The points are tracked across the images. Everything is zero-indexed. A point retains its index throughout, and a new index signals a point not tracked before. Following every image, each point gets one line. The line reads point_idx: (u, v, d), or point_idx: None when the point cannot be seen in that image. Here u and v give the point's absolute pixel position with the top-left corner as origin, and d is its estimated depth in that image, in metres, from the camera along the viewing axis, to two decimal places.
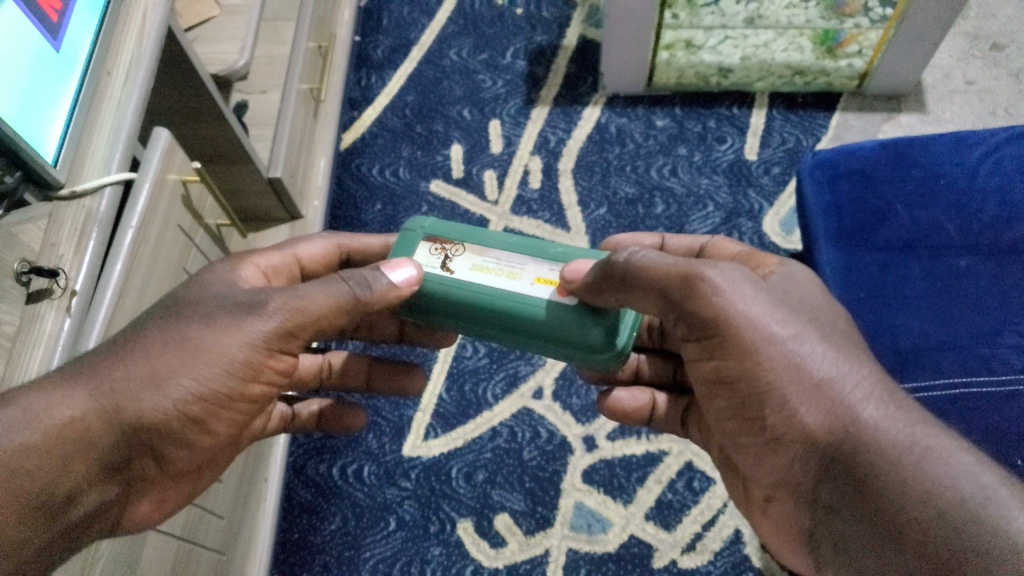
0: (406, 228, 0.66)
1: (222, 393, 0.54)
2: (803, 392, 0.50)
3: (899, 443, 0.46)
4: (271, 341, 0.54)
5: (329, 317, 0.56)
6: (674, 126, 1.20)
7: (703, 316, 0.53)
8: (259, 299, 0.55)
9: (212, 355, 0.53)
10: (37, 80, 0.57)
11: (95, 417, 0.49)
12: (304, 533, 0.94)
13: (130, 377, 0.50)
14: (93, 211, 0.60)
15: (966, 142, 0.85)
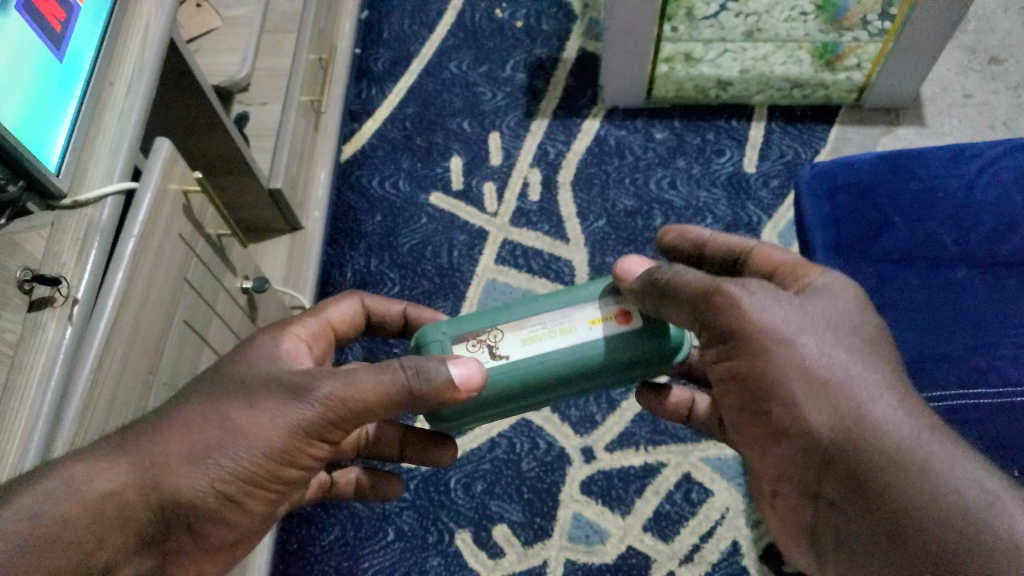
0: (421, 343, 0.61)
1: (262, 474, 0.53)
2: (813, 389, 0.48)
3: (904, 443, 0.45)
4: (312, 425, 0.53)
5: (379, 407, 0.53)
6: (673, 138, 1.20)
7: (724, 325, 0.51)
8: (306, 386, 0.53)
9: (250, 438, 0.52)
10: (40, 92, 0.58)
11: (134, 490, 0.50)
12: (302, 543, 0.94)
13: (170, 455, 0.51)
14: (95, 220, 0.60)
15: (963, 155, 0.85)
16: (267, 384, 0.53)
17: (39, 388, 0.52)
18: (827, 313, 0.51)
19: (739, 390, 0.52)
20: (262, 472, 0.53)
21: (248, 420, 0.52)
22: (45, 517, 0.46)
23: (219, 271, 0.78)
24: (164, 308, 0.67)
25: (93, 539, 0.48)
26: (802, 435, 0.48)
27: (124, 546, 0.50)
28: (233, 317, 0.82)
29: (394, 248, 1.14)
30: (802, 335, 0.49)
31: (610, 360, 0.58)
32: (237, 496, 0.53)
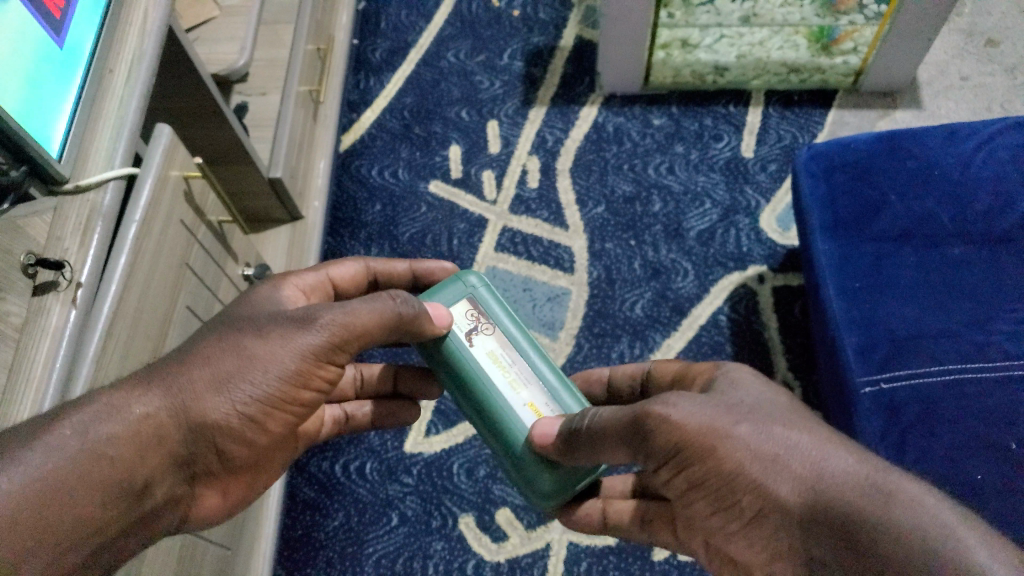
0: (457, 279, 0.70)
1: (281, 400, 0.55)
2: (767, 469, 0.49)
3: (862, 487, 0.45)
4: (321, 350, 0.55)
5: (372, 332, 0.58)
6: (671, 124, 1.21)
7: (661, 447, 0.52)
8: (307, 314, 0.56)
9: (266, 363, 0.53)
10: (41, 78, 0.59)
11: (166, 414, 0.50)
12: (307, 529, 0.95)
13: (195, 380, 0.51)
14: (97, 205, 0.61)
15: (959, 133, 0.85)
16: (268, 316, 0.56)
17: (44, 370, 0.53)
18: (753, 402, 0.53)
19: (700, 490, 0.53)
20: (279, 399, 0.55)
21: (262, 348, 0.54)
22: (87, 439, 0.46)
23: (221, 258, 0.79)
24: (167, 297, 0.68)
25: (134, 459, 0.48)
26: (774, 513, 0.48)
27: (159, 471, 0.50)
28: None
29: (395, 238, 1.15)
30: (740, 427, 0.51)
31: (507, 436, 0.63)
32: (258, 420, 0.54)
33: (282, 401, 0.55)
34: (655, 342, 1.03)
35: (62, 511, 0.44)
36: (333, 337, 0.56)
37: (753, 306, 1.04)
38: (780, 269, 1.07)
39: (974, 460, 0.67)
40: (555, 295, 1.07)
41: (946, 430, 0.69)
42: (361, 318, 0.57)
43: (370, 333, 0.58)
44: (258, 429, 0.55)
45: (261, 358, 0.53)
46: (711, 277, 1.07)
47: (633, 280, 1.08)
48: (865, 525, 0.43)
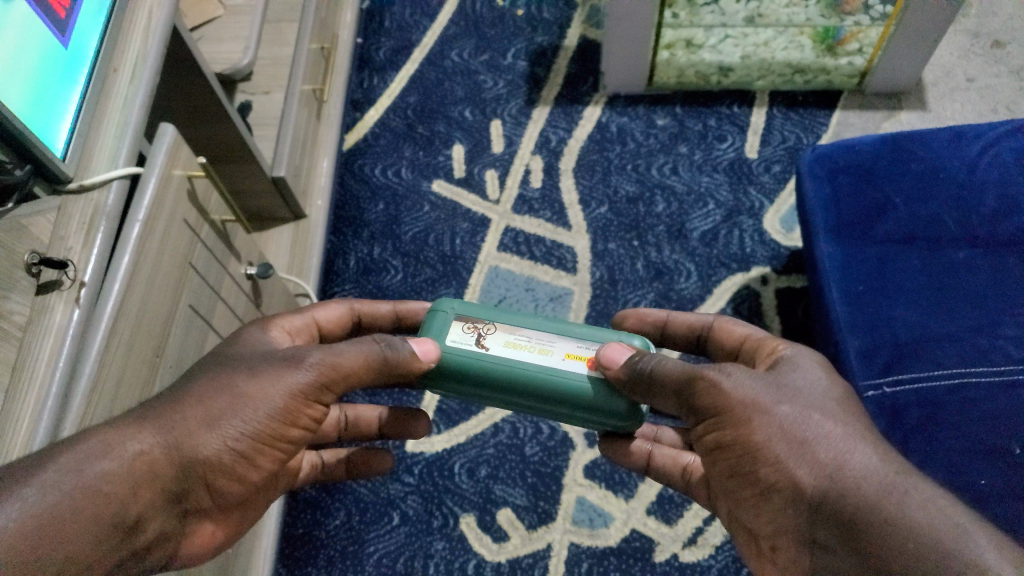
0: (432, 310, 0.64)
1: (269, 436, 0.55)
2: (794, 449, 0.50)
3: (879, 484, 0.47)
4: (309, 389, 0.56)
5: (362, 374, 0.57)
6: (675, 125, 1.20)
7: (704, 403, 0.53)
8: (295, 356, 0.56)
9: (256, 402, 0.54)
10: (46, 77, 0.59)
11: (160, 450, 0.50)
12: (308, 528, 0.95)
13: (187, 418, 0.52)
14: (101, 205, 0.61)
15: (965, 136, 0.85)
16: (262, 355, 0.57)
17: (48, 369, 0.53)
18: (801, 385, 0.54)
19: (722, 459, 0.54)
20: (266, 436, 0.55)
21: (250, 386, 0.54)
22: (82, 475, 0.46)
23: (224, 257, 0.79)
24: (170, 297, 0.68)
25: (128, 494, 0.48)
26: (789, 490, 0.50)
27: (151, 509, 0.50)
28: (239, 304, 0.83)
29: (398, 237, 1.15)
30: (779, 407, 0.52)
31: (571, 394, 0.59)
32: (244, 458, 0.55)
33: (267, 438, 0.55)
34: None
35: (57, 543, 0.44)
36: (319, 375, 0.56)
37: (756, 307, 1.04)
38: (783, 271, 1.06)
39: (977, 465, 0.67)
40: (557, 296, 1.07)
41: (948, 434, 0.69)
42: (349, 358, 0.57)
43: (360, 373, 0.57)
44: (246, 465, 0.55)
45: (249, 397, 0.54)
46: (713, 278, 1.07)
47: (636, 281, 1.07)
48: (878, 521, 0.45)
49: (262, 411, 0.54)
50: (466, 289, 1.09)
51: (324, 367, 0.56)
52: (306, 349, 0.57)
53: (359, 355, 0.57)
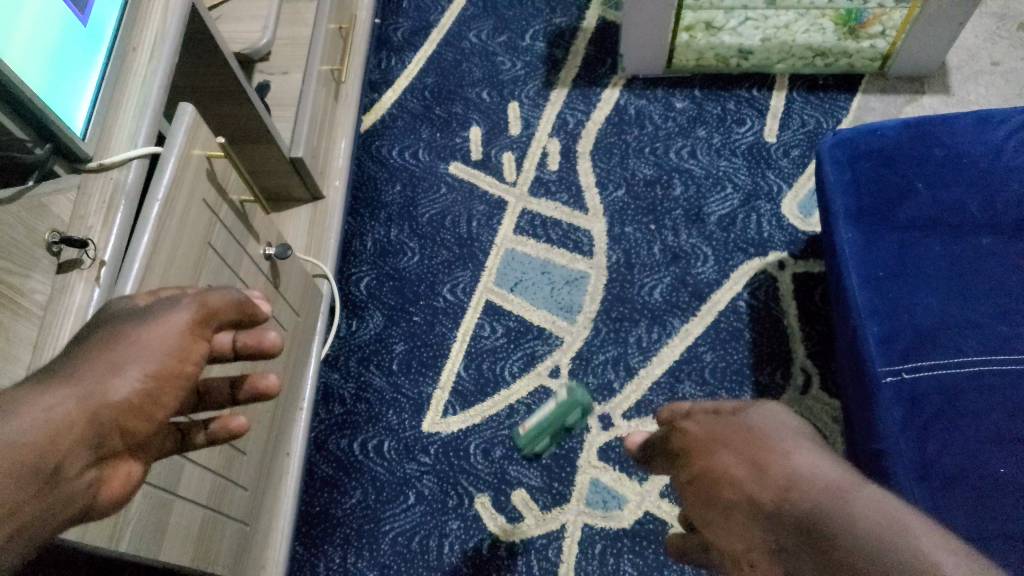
0: None
1: (171, 376, 0.48)
2: (750, 472, 0.49)
3: (824, 487, 0.47)
4: (194, 324, 0.50)
5: (224, 311, 0.54)
6: (693, 108, 1.19)
7: (676, 446, 0.56)
8: (162, 301, 0.51)
9: (149, 343, 0.47)
10: (68, 56, 0.60)
11: (74, 402, 0.43)
12: (325, 506, 0.96)
13: (90, 367, 0.45)
14: (120, 183, 0.62)
15: (990, 120, 0.84)
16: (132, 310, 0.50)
17: None
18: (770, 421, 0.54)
19: (696, 493, 0.53)
20: (165, 380, 0.47)
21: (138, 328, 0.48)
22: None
23: (243, 237, 0.79)
24: (189, 276, 0.68)
25: (47, 442, 0.41)
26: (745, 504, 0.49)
27: (72, 462, 0.42)
28: (258, 283, 0.83)
29: (415, 218, 1.15)
30: (735, 436, 0.52)
31: None
32: (150, 400, 0.46)
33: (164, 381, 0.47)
34: (673, 327, 1.03)
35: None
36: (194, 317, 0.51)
37: (773, 292, 1.03)
38: (801, 256, 1.06)
39: (995, 452, 0.67)
40: (573, 279, 1.07)
41: (967, 423, 0.68)
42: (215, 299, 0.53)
43: (226, 310, 0.54)
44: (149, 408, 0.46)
45: (138, 339, 0.47)
46: (730, 262, 1.06)
47: (652, 264, 1.07)
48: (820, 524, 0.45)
49: (154, 350, 0.47)
50: (482, 272, 1.09)
51: (191, 306, 0.51)
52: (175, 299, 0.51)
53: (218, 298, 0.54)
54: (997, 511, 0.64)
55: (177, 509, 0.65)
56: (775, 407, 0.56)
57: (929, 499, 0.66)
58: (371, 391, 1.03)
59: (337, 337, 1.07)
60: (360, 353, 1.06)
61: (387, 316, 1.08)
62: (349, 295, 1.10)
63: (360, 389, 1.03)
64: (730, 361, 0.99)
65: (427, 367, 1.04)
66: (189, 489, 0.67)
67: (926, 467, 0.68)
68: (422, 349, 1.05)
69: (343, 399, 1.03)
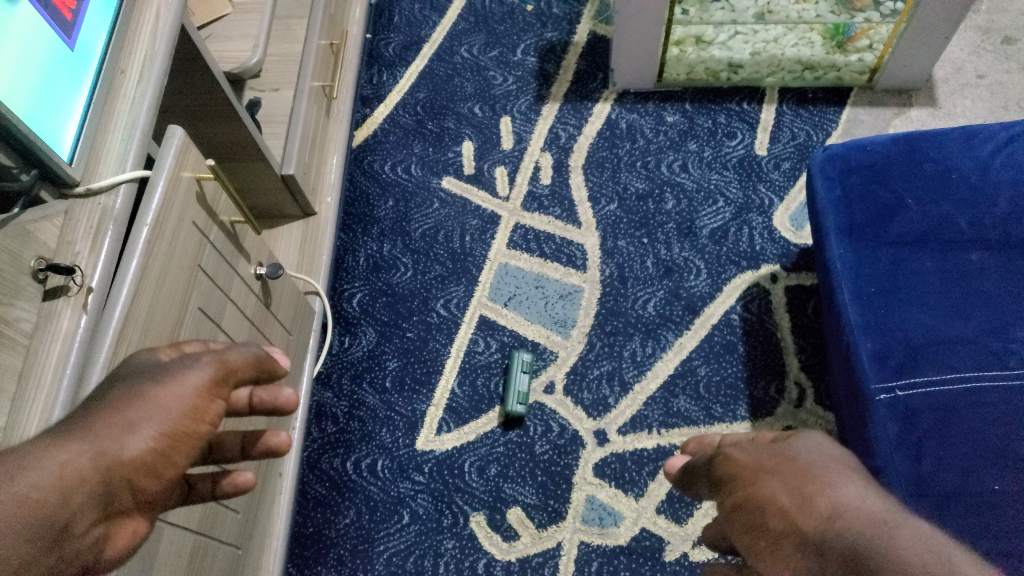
0: None
1: (186, 438, 0.47)
2: (796, 503, 0.47)
3: (870, 521, 0.44)
4: (212, 384, 0.49)
5: (242, 370, 0.53)
6: (684, 122, 1.20)
7: (720, 472, 0.54)
8: (183, 359, 0.50)
9: (165, 402, 0.46)
10: (53, 78, 0.59)
11: (88, 460, 0.42)
12: (318, 527, 0.95)
13: (105, 425, 0.44)
14: (108, 208, 0.61)
15: (977, 136, 0.85)
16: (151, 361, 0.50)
17: (55, 376, 0.53)
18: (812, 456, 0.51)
19: (737, 520, 0.51)
20: (180, 444, 0.47)
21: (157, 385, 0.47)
22: (8, 492, 0.39)
23: (233, 257, 0.78)
24: (178, 300, 0.67)
25: (57, 500, 0.41)
26: (794, 535, 0.46)
27: (81, 520, 0.42)
28: (249, 304, 0.81)
29: (407, 233, 1.15)
30: (783, 467, 0.50)
31: None
32: (166, 462, 0.46)
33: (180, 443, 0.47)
34: (667, 341, 1.03)
35: None
36: (212, 378, 0.49)
37: (766, 305, 1.04)
38: (794, 269, 1.06)
39: (990, 470, 0.67)
40: (567, 294, 1.07)
41: (962, 440, 0.69)
42: (232, 356, 0.52)
43: (245, 368, 0.53)
44: (164, 470, 0.46)
45: (158, 395, 0.46)
46: (724, 276, 1.07)
47: (646, 278, 1.07)
48: (869, 556, 0.42)
49: (168, 406, 0.46)
50: (476, 287, 1.09)
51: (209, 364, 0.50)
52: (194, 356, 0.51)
53: (238, 356, 0.53)
54: (993, 529, 0.65)
55: (166, 539, 0.64)
56: (818, 436, 0.54)
57: (927, 517, 0.66)
58: (364, 409, 1.02)
59: (330, 354, 1.07)
60: (353, 370, 1.05)
61: (380, 333, 1.07)
62: (341, 312, 1.09)
63: (353, 407, 1.02)
64: (724, 376, 0.99)
65: (420, 385, 1.03)
66: (179, 517, 0.66)
67: (921, 485, 0.68)
68: (416, 365, 1.04)
69: (336, 417, 1.02)
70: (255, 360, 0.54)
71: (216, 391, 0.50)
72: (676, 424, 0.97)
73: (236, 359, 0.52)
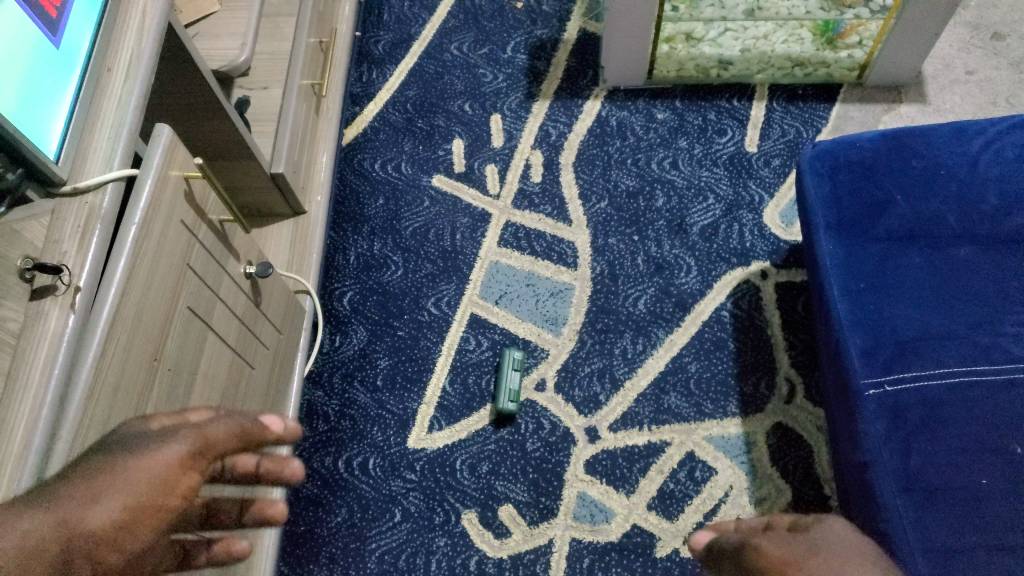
0: None
1: (156, 512, 0.46)
2: None
3: None
4: (188, 457, 0.49)
5: (225, 443, 0.52)
6: (674, 118, 1.20)
7: (744, 556, 0.56)
8: (163, 432, 0.50)
9: (136, 473, 0.46)
10: (39, 77, 0.58)
11: (50, 527, 0.43)
12: (310, 525, 0.95)
13: (71, 495, 0.44)
14: (96, 207, 0.61)
15: (966, 132, 0.85)
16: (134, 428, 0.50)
17: (42, 377, 0.53)
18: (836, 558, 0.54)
19: None
20: (146, 517, 0.46)
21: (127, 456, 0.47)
22: None
23: (222, 256, 0.77)
24: (167, 300, 0.66)
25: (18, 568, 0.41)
26: None
27: None
28: (239, 303, 0.81)
29: (398, 231, 1.15)
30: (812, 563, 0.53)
31: None
32: (132, 533, 0.45)
33: (147, 516, 0.46)
34: (657, 338, 1.03)
35: None
36: (186, 452, 0.49)
37: (756, 301, 1.04)
38: (784, 265, 1.06)
39: (978, 464, 0.67)
40: (558, 291, 1.07)
41: (950, 435, 0.69)
42: (212, 429, 0.52)
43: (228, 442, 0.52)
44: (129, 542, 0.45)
45: (128, 466, 0.47)
46: (714, 273, 1.07)
47: (637, 276, 1.08)
48: None
49: (135, 475, 0.46)
50: (467, 285, 1.09)
51: (184, 438, 0.50)
52: (175, 430, 0.51)
53: (220, 429, 0.52)
54: (979, 523, 0.65)
55: None
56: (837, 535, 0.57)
57: (915, 511, 0.66)
58: (355, 408, 1.02)
59: (321, 353, 1.06)
60: (344, 368, 1.05)
61: (370, 331, 1.07)
62: (332, 310, 1.09)
63: (344, 406, 1.02)
64: (715, 372, 1.00)
65: (412, 383, 1.03)
66: None
67: (911, 480, 0.68)
68: (407, 363, 1.04)
69: (328, 416, 1.02)
70: (239, 435, 0.53)
71: (192, 463, 0.49)
72: (668, 420, 0.97)
73: (217, 433, 0.52)
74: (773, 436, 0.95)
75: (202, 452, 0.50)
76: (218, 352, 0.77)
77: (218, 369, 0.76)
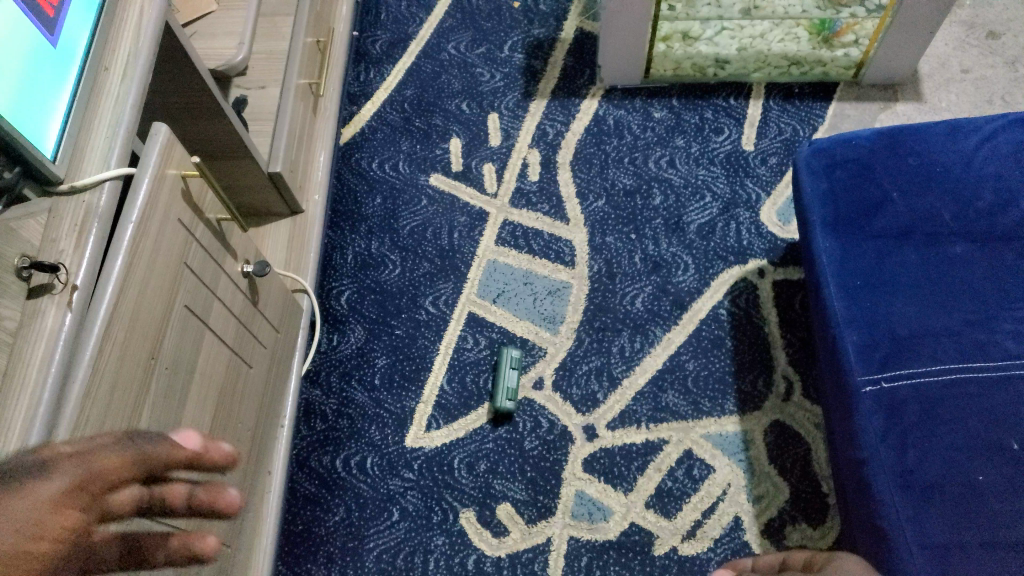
0: None
1: (44, 553, 0.40)
2: None
3: None
4: (68, 493, 0.43)
5: (109, 472, 0.47)
6: (671, 117, 1.20)
7: None
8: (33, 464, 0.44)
9: (13, 515, 0.40)
10: (35, 75, 0.58)
11: None
12: (308, 525, 0.95)
13: None
14: (93, 206, 0.60)
15: (962, 130, 0.85)
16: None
17: (39, 375, 0.53)
18: None
19: None
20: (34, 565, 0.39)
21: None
22: None
23: (220, 255, 0.77)
24: (164, 299, 0.66)
25: None
26: None
27: None
28: (236, 302, 0.81)
29: (395, 231, 1.15)
30: None
31: None
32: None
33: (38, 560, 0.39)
34: (655, 336, 1.03)
35: None
36: (63, 490, 0.43)
37: (753, 299, 1.04)
38: (781, 263, 1.06)
39: (975, 461, 0.67)
40: (555, 290, 1.07)
41: (946, 432, 0.69)
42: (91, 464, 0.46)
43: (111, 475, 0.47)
44: None
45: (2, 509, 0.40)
46: (711, 271, 1.07)
47: (634, 274, 1.08)
48: None
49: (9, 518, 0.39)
50: (465, 284, 1.09)
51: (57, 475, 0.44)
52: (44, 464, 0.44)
53: (98, 463, 0.47)
54: (976, 519, 0.65)
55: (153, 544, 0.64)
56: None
57: (912, 507, 0.67)
58: (352, 407, 1.02)
59: (319, 352, 1.06)
60: (341, 367, 1.05)
61: (368, 330, 1.07)
62: (329, 309, 1.09)
63: (341, 405, 1.02)
64: (713, 370, 1.00)
65: (409, 381, 1.03)
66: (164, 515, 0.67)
67: (908, 476, 0.68)
68: (404, 362, 1.05)
69: (326, 415, 1.02)
70: (123, 464, 0.48)
71: (73, 499, 0.44)
72: (665, 418, 0.97)
73: (96, 467, 0.46)
74: (770, 433, 0.95)
75: (83, 486, 0.45)
76: (216, 350, 0.77)
77: (215, 367, 0.76)
